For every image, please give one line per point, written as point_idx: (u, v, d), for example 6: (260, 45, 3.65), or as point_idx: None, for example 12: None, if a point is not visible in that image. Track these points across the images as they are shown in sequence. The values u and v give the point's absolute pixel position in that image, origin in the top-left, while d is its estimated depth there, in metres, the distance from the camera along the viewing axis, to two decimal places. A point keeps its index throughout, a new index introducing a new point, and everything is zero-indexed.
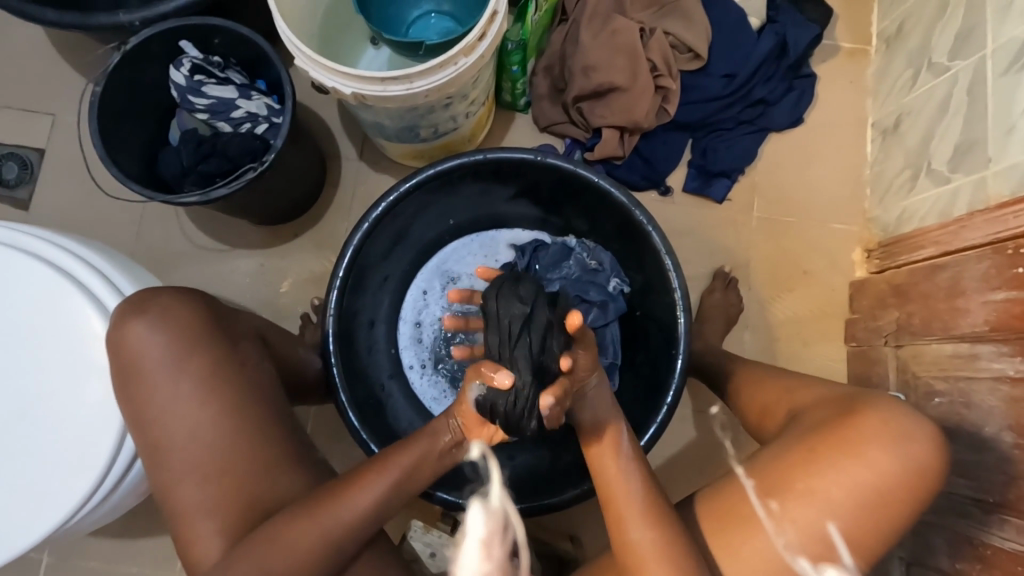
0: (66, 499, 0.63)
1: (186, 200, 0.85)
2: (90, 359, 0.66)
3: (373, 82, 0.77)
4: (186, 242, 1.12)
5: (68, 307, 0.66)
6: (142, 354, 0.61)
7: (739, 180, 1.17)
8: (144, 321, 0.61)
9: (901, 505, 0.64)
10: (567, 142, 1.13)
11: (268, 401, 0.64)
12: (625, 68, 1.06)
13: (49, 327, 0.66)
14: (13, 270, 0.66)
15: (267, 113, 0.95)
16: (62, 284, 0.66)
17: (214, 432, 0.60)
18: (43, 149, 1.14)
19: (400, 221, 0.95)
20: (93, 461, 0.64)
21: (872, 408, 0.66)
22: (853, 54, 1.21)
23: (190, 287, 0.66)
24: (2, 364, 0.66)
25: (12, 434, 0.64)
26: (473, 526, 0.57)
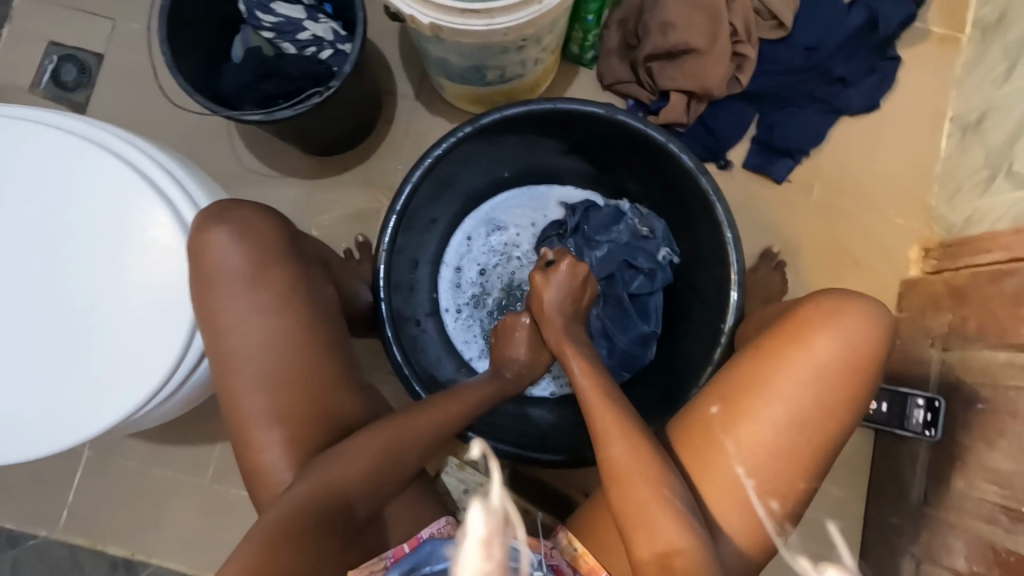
0: (129, 394, 0.65)
1: (249, 117, 0.84)
2: (157, 264, 0.67)
3: (453, 13, 0.74)
4: (237, 163, 1.12)
5: (142, 211, 0.67)
6: (216, 264, 0.61)
7: (801, 162, 1.13)
8: (223, 230, 0.62)
9: (841, 398, 0.65)
10: (630, 103, 1.09)
11: (330, 324, 0.65)
12: (704, 30, 1.01)
13: (122, 229, 0.67)
14: (93, 168, 0.68)
15: (334, 38, 0.92)
16: (138, 187, 0.68)
17: (284, 346, 0.62)
18: (102, 54, 1.13)
19: (453, 166, 0.94)
20: (157, 362, 0.65)
21: (815, 299, 0.68)
22: (944, 41, 1.14)
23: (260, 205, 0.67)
24: (73, 259, 0.67)
25: (81, 327, 0.66)
26: (471, 526, 0.49)
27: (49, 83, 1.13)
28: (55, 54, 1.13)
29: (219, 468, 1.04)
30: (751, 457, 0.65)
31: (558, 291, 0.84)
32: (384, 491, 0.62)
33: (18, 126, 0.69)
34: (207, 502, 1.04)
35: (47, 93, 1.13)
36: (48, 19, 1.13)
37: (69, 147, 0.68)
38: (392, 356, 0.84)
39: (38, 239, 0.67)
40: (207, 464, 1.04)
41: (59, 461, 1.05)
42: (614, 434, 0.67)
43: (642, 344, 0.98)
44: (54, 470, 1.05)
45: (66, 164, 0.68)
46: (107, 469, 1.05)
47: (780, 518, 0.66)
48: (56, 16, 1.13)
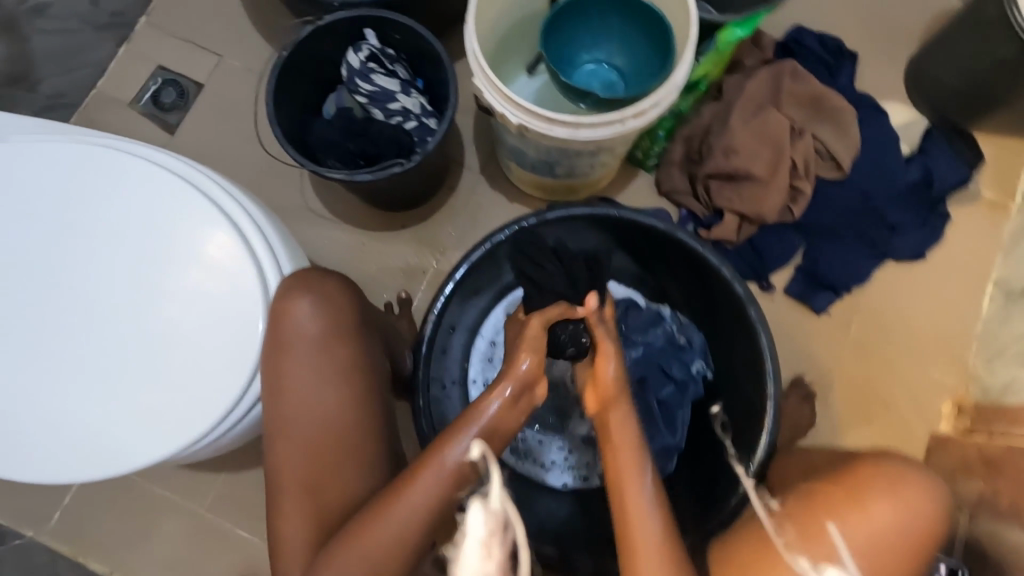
0: (176, 437, 0.66)
1: (332, 175, 0.89)
2: (228, 312, 0.69)
3: (542, 119, 0.79)
4: (302, 204, 1.17)
5: (225, 258, 0.69)
6: (290, 333, 0.68)
7: (843, 297, 1.14)
8: (305, 299, 0.68)
9: (903, 557, 0.59)
10: (683, 213, 1.14)
11: (375, 398, 0.70)
12: (766, 161, 1.05)
13: (202, 272, 0.69)
14: (186, 212, 0.70)
15: (420, 112, 0.99)
16: (226, 236, 0.70)
17: (336, 412, 0.67)
18: (202, 84, 1.22)
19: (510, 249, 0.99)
20: (209, 410, 0.67)
21: (878, 466, 0.63)
22: (994, 206, 1.17)
23: (341, 280, 0.73)
24: (150, 295, 0.69)
25: (144, 361, 0.68)
26: (471, 525, 0.47)
27: (149, 101, 1.21)
28: (161, 77, 1.22)
29: (216, 500, 1.02)
30: None
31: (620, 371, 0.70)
32: None
33: (128, 163, 0.72)
34: (198, 531, 1.02)
35: (144, 110, 1.21)
36: (162, 45, 1.23)
37: (170, 186, 0.71)
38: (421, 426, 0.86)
39: (123, 271, 0.70)
40: (206, 493, 1.03)
41: None
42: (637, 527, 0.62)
43: (664, 456, 0.96)
44: None
45: (163, 201, 0.71)
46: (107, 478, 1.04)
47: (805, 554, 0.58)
48: (170, 44, 1.23)
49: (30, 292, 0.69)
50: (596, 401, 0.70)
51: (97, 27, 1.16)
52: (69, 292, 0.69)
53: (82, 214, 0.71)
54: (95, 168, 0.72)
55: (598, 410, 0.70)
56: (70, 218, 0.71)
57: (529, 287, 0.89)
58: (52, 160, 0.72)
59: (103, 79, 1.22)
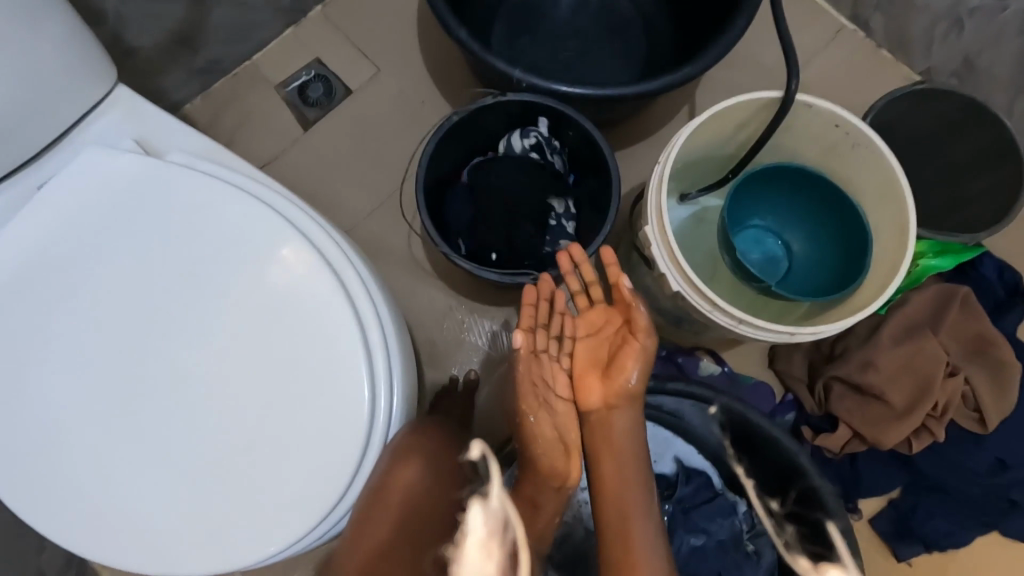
0: (233, 552, 0.62)
1: (460, 263, 0.83)
2: (330, 434, 0.63)
3: (705, 299, 0.71)
4: (406, 248, 1.12)
5: (341, 374, 0.63)
6: (396, 498, 0.61)
7: (931, 553, 1.02)
8: (419, 468, 0.63)
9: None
10: (788, 398, 1.05)
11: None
12: (903, 389, 0.94)
13: (310, 380, 0.63)
14: (324, 305, 0.64)
15: (562, 213, 0.92)
16: (353, 350, 0.64)
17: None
18: (351, 90, 1.18)
19: None
20: (273, 538, 0.62)
21: None
22: None
23: (446, 445, 0.67)
24: (253, 389, 0.64)
25: (224, 459, 0.63)
26: None
27: (295, 90, 1.18)
28: (315, 70, 1.19)
29: None
30: None
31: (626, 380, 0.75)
32: None
33: (280, 230, 0.66)
34: None
35: (287, 97, 1.18)
36: (327, 39, 1.20)
37: (309, 274, 0.65)
38: None
39: (231, 356, 0.64)
40: None
41: None
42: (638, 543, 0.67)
43: None
44: None
45: (298, 290, 0.65)
46: None
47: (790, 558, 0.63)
48: (335, 40, 1.20)
49: (142, 333, 0.65)
50: (604, 397, 0.76)
51: (274, 5, 1.13)
52: (171, 354, 0.65)
53: (213, 273, 0.66)
54: (245, 223, 0.67)
55: (601, 407, 0.76)
56: (203, 268, 0.66)
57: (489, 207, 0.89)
58: (205, 203, 0.67)
59: (261, 54, 1.19)
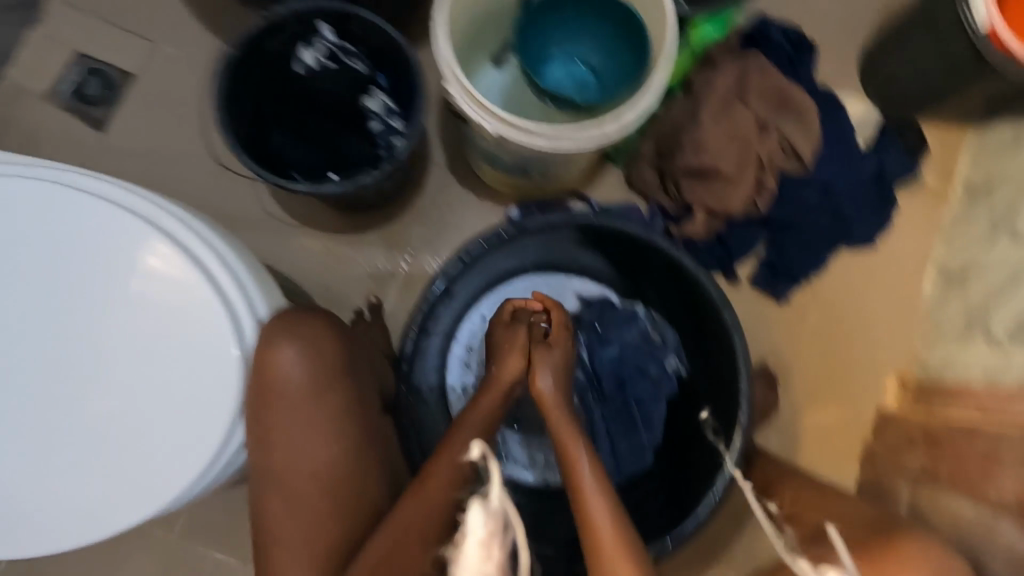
0: (161, 491, 0.65)
1: (297, 189, 0.83)
2: (205, 358, 0.66)
3: (519, 131, 0.76)
4: (259, 210, 1.10)
5: (191, 305, 0.65)
6: (281, 375, 0.69)
7: (802, 286, 1.20)
8: (292, 348, 0.70)
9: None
10: (652, 207, 1.15)
11: (370, 438, 0.76)
12: (733, 157, 1.07)
13: (165, 321, 0.65)
14: (152, 250, 0.66)
15: (384, 113, 0.92)
16: (192, 279, 0.65)
17: (329, 460, 0.72)
18: (132, 74, 1.10)
19: (496, 259, 1.05)
20: (192, 463, 0.65)
21: (911, 540, 0.76)
22: (937, 194, 1.25)
23: (320, 317, 0.75)
24: (116, 348, 0.65)
25: (120, 417, 0.66)
26: (472, 525, 0.51)
27: (70, 94, 1.08)
28: (82, 65, 1.08)
29: None
30: None
31: (549, 373, 0.79)
32: None
33: (104, 209, 0.66)
34: None
35: (65, 104, 1.08)
36: (80, 29, 1.09)
37: (124, 227, 0.66)
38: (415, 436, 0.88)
39: (83, 328, 0.66)
40: None
41: None
42: (592, 500, 0.68)
43: (640, 452, 0.99)
44: None
45: (120, 244, 0.66)
46: None
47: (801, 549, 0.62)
48: (89, 27, 1.09)
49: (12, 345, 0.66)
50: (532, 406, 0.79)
51: None
52: (26, 349, 0.65)
53: (33, 263, 0.66)
54: (85, 221, 0.66)
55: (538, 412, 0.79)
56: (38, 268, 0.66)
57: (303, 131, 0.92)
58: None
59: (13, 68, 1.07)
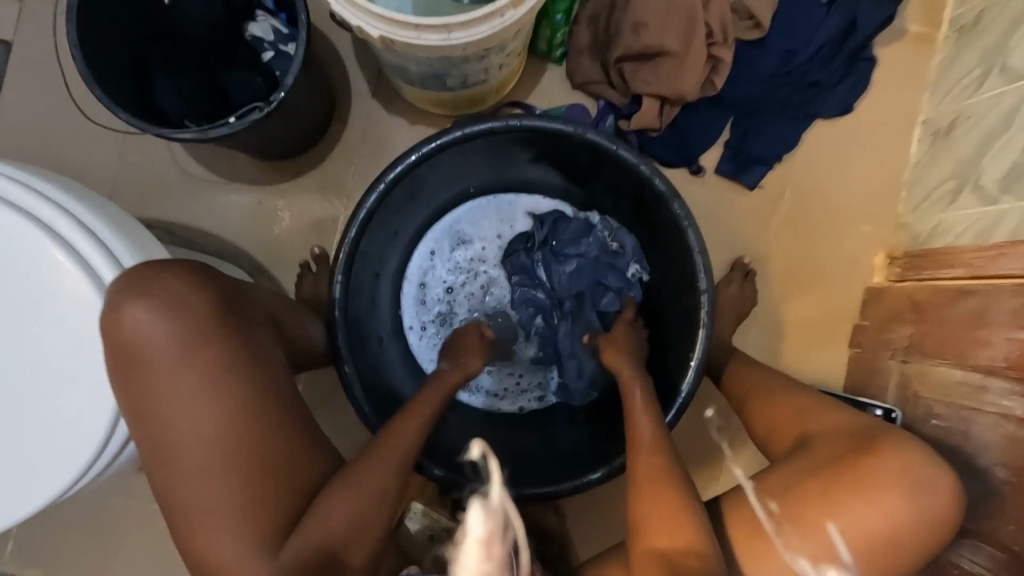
0: (52, 476, 0.60)
1: (182, 136, 0.74)
2: (80, 329, 0.60)
3: (406, 27, 0.66)
4: (176, 170, 1.03)
5: (55, 273, 0.59)
6: (139, 342, 0.56)
7: (774, 168, 1.10)
8: (140, 304, 0.56)
9: (915, 548, 0.65)
10: (601, 105, 1.04)
11: (278, 397, 0.59)
12: (678, 32, 0.97)
13: (28, 294, 0.60)
14: (1, 219, 0.59)
15: (274, 38, 0.83)
16: (50, 246, 0.59)
17: (225, 431, 0.56)
18: (11, 41, 1.00)
19: (420, 177, 0.86)
20: (84, 443, 0.60)
21: (889, 453, 0.67)
22: (919, 41, 1.11)
23: (191, 266, 0.60)
24: None
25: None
26: (473, 527, 0.50)
27: None
28: None
29: None
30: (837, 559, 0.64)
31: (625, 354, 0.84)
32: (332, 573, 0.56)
33: None
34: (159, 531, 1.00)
35: None
36: None
37: None
38: (354, 394, 0.77)
39: None
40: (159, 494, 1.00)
41: None
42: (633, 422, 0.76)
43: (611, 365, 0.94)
44: None
45: None
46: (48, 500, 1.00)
47: (780, 521, 0.67)
48: None
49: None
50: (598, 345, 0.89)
51: None
52: None
53: None
54: None
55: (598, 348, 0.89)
56: None
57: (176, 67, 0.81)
58: None
59: None
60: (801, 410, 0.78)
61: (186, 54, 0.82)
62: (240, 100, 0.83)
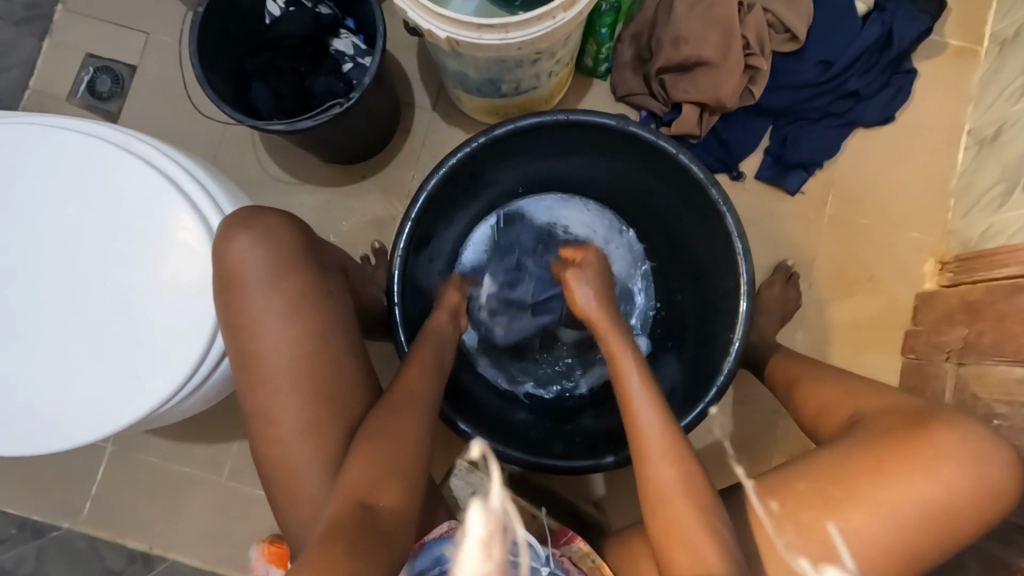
0: (151, 390, 0.69)
1: (273, 128, 0.86)
2: (189, 263, 0.71)
3: (469, 28, 0.76)
4: (261, 171, 1.17)
5: (174, 216, 0.71)
6: (240, 268, 0.65)
7: (815, 174, 1.13)
8: (246, 237, 0.66)
9: (964, 521, 0.65)
10: (643, 115, 1.12)
11: (348, 329, 0.68)
12: (716, 43, 1.04)
13: (149, 233, 0.71)
14: (134, 172, 0.71)
15: (354, 52, 0.97)
16: (171, 194, 0.71)
17: (303, 354, 0.65)
18: (136, 65, 1.18)
19: (490, 160, 0.93)
20: (182, 361, 0.69)
21: (946, 425, 0.67)
22: (961, 54, 1.14)
23: (283, 212, 0.70)
24: (108, 262, 0.71)
25: (112, 325, 0.70)
26: (474, 526, 0.59)
27: (85, 93, 1.18)
28: (92, 65, 1.18)
29: (235, 469, 1.08)
30: (862, 542, 0.64)
31: (595, 293, 0.83)
32: (380, 496, 0.61)
33: (87, 141, 0.72)
34: (221, 498, 1.07)
35: (83, 102, 1.18)
36: (86, 33, 1.19)
37: (105, 154, 0.72)
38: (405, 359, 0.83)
39: (73, 247, 0.71)
40: (224, 462, 1.08)
41: (85, 456, 1.09)
42: (631, 393, 0.73)
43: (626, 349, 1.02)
44: (77, 465, 1.09)
45: (103, 169, 0.72)
46: (126, 464, 1.09)
47: (781, 521, 0.67)
48: (94, 30, 1.19)
49: (56, 299, 0.71)
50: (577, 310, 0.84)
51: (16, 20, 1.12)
52: (24, 271, 0.71)
53: (27, 192, 0.72)
54: (82, 155, 0.72)
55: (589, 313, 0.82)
56: (29, 199, 0.72)
57: (269, 74, 0.94)
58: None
59: (36, 77, 1.18)
60: (855, 393, 0.77)
61: (278, 63, 0.95)
62: (322, 99, 0.95)
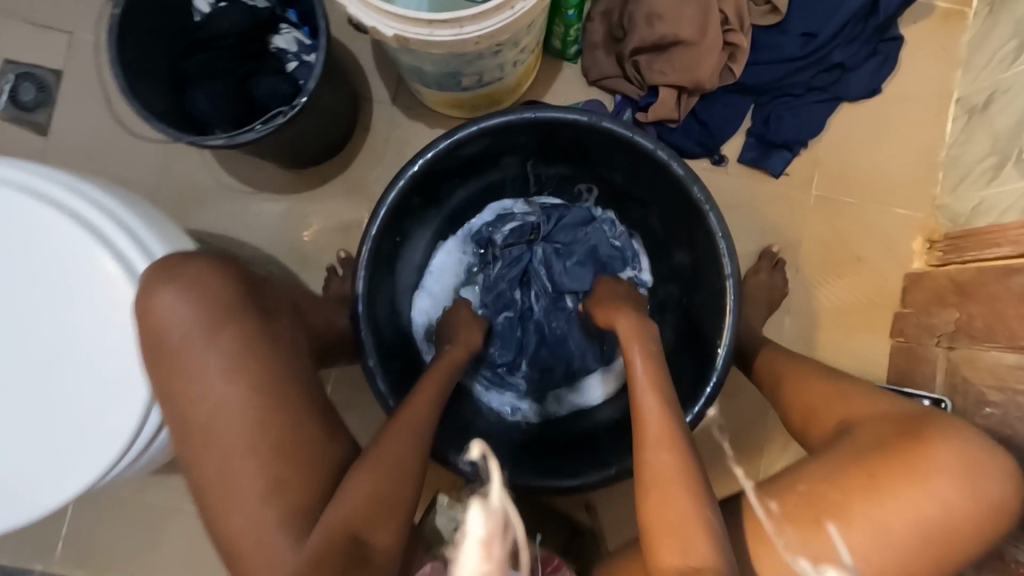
0: (89, 462, 0.63)
1: (212, 142, 0.79)
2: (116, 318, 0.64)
3: (419, 24, 0.68)
4: (211, 181, 1.08)
5: (94, 267, 0.64)
6: (168, 326, 0.61)
7: (800, 153, 1.07)
8: (169, 290, 0.61)
9: (965, 539, 0.61)
10: (618, 99, 1.05)
11: (297, 375, 0.64)
12: (692, 20, 0.97)
13: (69, 288, 0.64)
14: (45, 219, 0.64)
15: (298, 49, 0.88)
16: (88, 242, 0.63)
17: (249, 409, 0.60)
18: (61, 69, 1.07)
19: (455, 163, 0.86)
20: (120, 429, 0.63)
21: (943, 435, 0.63)
22: (949, 17, 1.08)
23: (209, 256, 0.66)
24: (27, 323, 0.64)
25: (40, 393, 0.64)
26: (471, 525, 0.49)
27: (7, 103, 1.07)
28: (11, 71, 1.07)
29: None
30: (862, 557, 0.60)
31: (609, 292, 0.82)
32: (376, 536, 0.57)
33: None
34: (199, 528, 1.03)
35: (6, 114, 1.07)
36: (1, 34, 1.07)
37: (10, 201, 0.64)
38: (378, 387, 0.77)
39: None
40: None
41: None
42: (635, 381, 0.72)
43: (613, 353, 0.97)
44: None
45: (10, 219, 0.64)
46: (95, 501, 1.04)
47: (781, 523, 0.64)
48: (9, 31, 1.07)
49: None
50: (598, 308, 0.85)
51: None
52: None
53: None
54: None
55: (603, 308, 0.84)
56: None
57: (204, 78, 0.84)
58: None
59: None
60: (843, 394, 0.74)
61: (214, 63, 0.84)
62: (269, 105, 0.85)
